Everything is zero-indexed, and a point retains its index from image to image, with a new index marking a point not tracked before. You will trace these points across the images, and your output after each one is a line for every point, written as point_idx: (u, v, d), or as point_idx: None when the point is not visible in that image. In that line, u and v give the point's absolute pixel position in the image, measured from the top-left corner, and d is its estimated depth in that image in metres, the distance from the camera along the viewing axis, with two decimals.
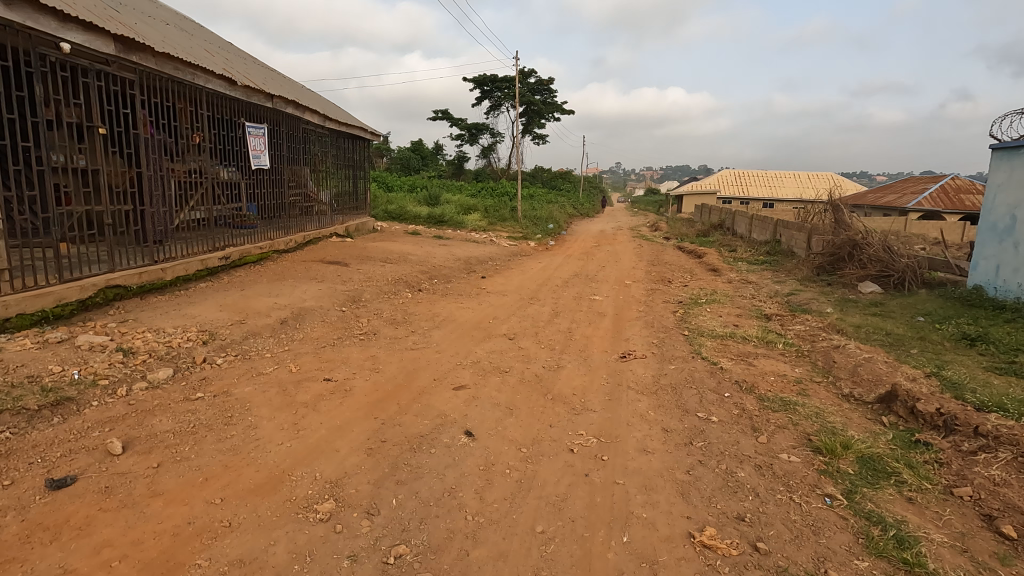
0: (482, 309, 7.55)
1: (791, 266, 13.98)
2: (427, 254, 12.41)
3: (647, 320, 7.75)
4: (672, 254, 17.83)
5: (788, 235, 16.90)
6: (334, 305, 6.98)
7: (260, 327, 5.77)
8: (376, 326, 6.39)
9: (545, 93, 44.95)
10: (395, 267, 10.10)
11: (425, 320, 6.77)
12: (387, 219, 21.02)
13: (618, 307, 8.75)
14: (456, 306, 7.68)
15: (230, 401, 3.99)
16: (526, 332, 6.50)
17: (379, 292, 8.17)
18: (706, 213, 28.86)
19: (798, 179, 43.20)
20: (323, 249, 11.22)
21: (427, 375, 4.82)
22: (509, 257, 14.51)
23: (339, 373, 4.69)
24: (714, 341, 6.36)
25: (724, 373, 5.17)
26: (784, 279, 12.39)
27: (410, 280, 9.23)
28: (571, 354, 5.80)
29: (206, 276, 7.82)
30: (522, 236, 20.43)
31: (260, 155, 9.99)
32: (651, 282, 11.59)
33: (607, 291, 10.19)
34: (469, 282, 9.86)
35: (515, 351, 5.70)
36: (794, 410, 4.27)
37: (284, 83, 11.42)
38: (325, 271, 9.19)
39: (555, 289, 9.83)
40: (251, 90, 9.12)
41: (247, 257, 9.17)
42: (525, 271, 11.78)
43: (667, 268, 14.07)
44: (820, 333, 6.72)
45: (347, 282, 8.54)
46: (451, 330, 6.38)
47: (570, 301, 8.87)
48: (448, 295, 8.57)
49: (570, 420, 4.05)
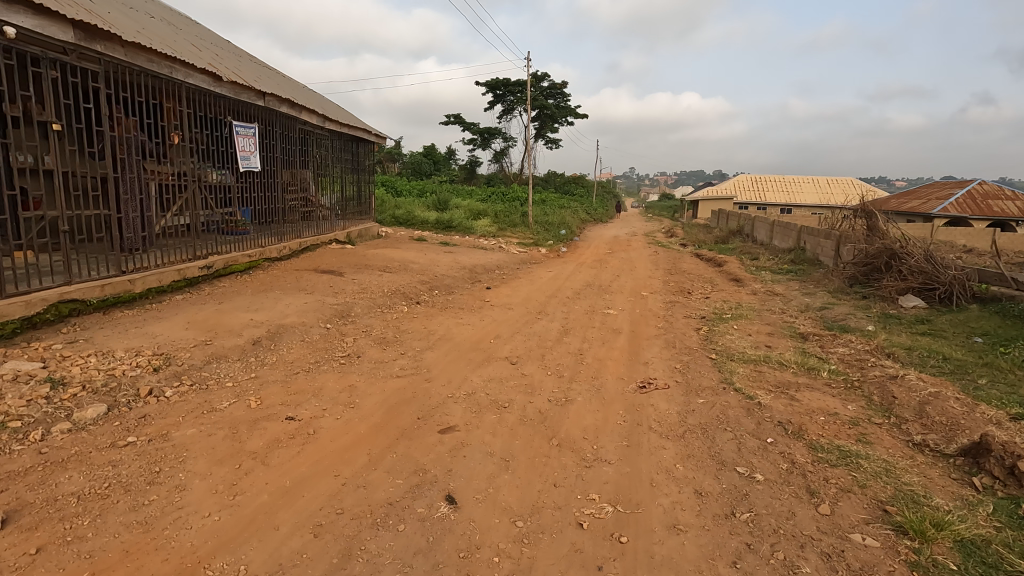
0: (483, 326, 6.82)
1: (819, 276, 13.07)
2: (431, 261, 11.71)
3: (668, 339, 6.95)
4: (690, 262, 16.96)
5: (814, 243, 15.94)
6: (319, 321, 6.29)
7: (227, 349, 5.07)
8: (362, 346, 5.67)
9: (558, 97, 44.36)
10: (393, 277, 9.41)
11: (418, 339, 6.04)
12: (394, 225, 20.41)
13: (635, 323, 7.95)
14: (454, 322, 6.96)
15: (162, 450, 3.27)
16: (531, 355, 5.74)
17: (372, 305, 7.48)
18: (724, 220, 27.92)
19: (818, 183, 41.97)
20: (319, 257, 10.57)
21: (411, 411, 4.08)
22: (517, 265, 13.77)
23: (306, 409, 3.97)
24: (746, 368, 5.55)
25: (763, 411, 4.36)
26: (814, 290, 11.49)
27: (409, 292, 8.53)
28: (581, 383, 5.03)
29: (185, 287, 7.20)
30: (533, 242, 19.68)
31: (249, 156, 9.36)
32: (669, 294, 10.76)
33: (623, 304, 9.40)
34: (472, 293, 9.14)
35: (516, 380, 4.95)
36: (857, 466, 3.44)
37: (280, 82, 10.84)
38: (317, 281, 8.53)
39: (566, 302, 9.06)
40: (240, 86, 8.49)
41: (234, 265, 8.54)
42: (534, 281, 11.05)
43: (685, 278, 13.24)
44: (868, 358, 5.86)
45: (339, 294, 7.85)
46: (446, 352, 5.64)
47: (582, 316, 8.10)
48: (448, 309, 7.85)
49: (580, 477, 3.27)
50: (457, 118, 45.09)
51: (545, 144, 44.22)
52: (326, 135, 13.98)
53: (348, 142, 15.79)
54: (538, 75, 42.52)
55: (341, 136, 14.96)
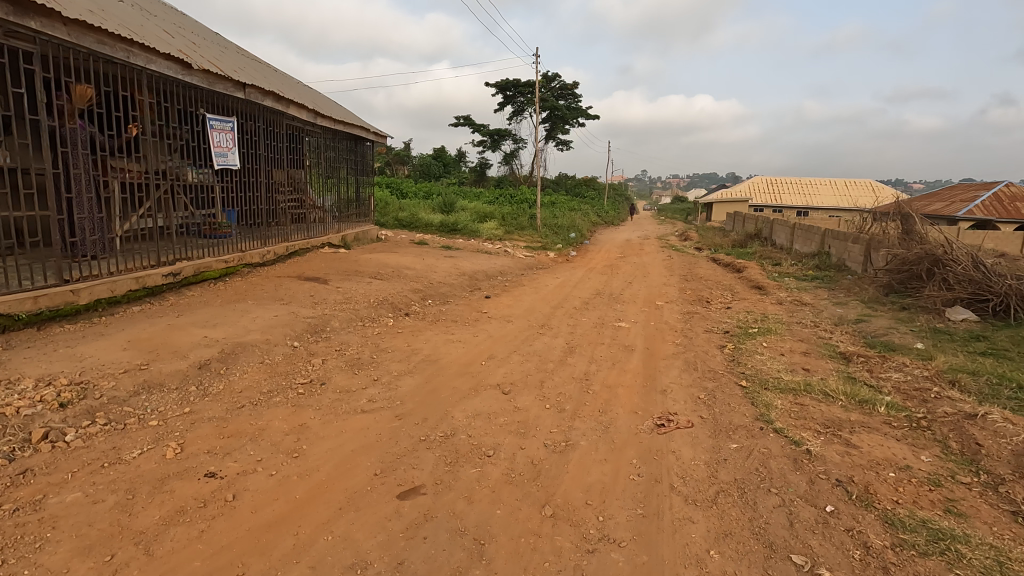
0: (475, 344, 5.96)
1: (849, 284, 12.04)
2: (428, 267, 10.89)
3: (688, 360, 6.04)
4: (707, 267, 15.97)
5: (840, 248, 14.91)
6: (285, 339, 5.47)
7: (164, 375, 4.26)
8: (330, 371, 4.83)
9: (569, 99, 43.59)
10: (383, 285, 8.60)
11: (397, 361, 5.20)
12: (397, 227, 19.68)
13: (649, 339, 7.04)
14: (442, 338, 6.11)
15: (21, 529, 2.44)
16: (527, 381, 4.87)
17: (354, 319, 6.68)
18: (740, 223, 26.85)
19: (837, 185, 40.58)
20: (307, 262, 9.80)
21: (368, 464, 3.23)
22: (522, 271, 12.90)
23: (235, 462, 3.14)
24: (784, 399, 4.64)
25: (814, 464, 3.46)
26: (845, 300, 10.51)
27: (398, 302, 7.72)
28: (585, 419, 4.16)
29: (145, 297, 6.45)
30: (540, 246, 18.82)
31: (226, 153, 8.58)
32: (686, 303, 9.84)
33: (635, 315, 8.49)
34: (470, 303, 8.29)
35: (507, 416, 4.08)
36: (958, 556, 2.54)
37: (264, 74, 10.08)
38: (298, 289, 7.76)
39: (572, 313, 8.18)
40: (213, 76, 7.71)
41: (209, 272, 7.78)
42: (538, 289, 10.20)
43: (703, 285, 12.28)
44: (931, 387, 4.92)
45: (318, 305, 7.06)
46: (426, 378, 4.78)
47: (589, 331, 7.20)
48: (440, 322, 7.02)
49: (579, 572, 2.42)
50: (466, 119, 44.43)
51: (555, 145, 43.38)
52: (321, 133, 13.27)
53: (347, 142, 15.06)
54: (549, 76, 41.75)
55: (338, 134, 14.21)
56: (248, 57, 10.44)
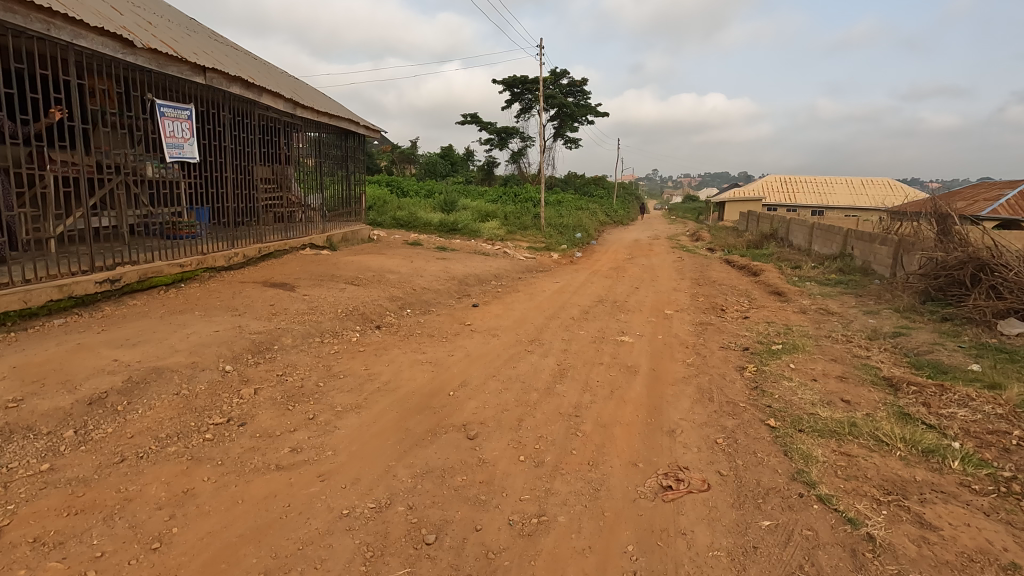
0: (447, 366, 5.02)
1: (879, 290, 10.97)
2: (415, 270, 9.98)
3: (702, 388, 5.05)
4: (720, 270, 14.93)
5: (866, 250, 13.83)
6: (217, 361, 4.57)
7: (36, 415, 3.36)
8: (257, 406, 3.91)
9: (578, 96, 42.56)
10: (359, 291, 7.71)
11: (345, 391, 4.28)
12: (394, 226, 18.85)
13: (656, 357, 6.07)
14: (410, 359, 5.18)
15: None
16: (501, 420, 3.92)
17: (312, 333, 5.77)
18: (754, 222, 25.74)
19: (856, 184, 39.15)
20: (281, 266, 8.92)
21: (253, 561, 2.32)
22: (520, 274, 11.95)
23: (61, 560, 2.23)
24: (826, 448, 3.65)
25: (881, 562, 2.48)
26: (877, 309, 9.47)
27: (370, 312, 6.81)
28: (569, 479, 3.20)
29: (72, 308, 5.61)
30: (544, 246, 17.84)
31: (180, 146, 7.36)
32: (698, 312, 8.84)
33: (641, 327, 7.51)
34: (454, 313, 7.37)
35: (466, 475, 3.14)
36: None
37: (234, 58, 9.19)
38: (259, 297, 6.89)
39: (569, 325, 7.22)
40: (164, 57, 6.84)
41: (161, 277, 6.90)
42: (534, 295, 9.26)
43: (717, 290, 11.29)
44: (1013, 431, 3.89)
45: (276, 317, 6.17)
46: (376, 415, 3.85)
47: (587, 347, 6.24)
48: (414, 337, 6.09)
49: None
50: (473, 116, 43.57)
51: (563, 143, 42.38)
52: (307, 127, 12.42)
53: (336, 136, 14.23)
54: (557, 72, 40.73)
55: (325, 128, 13.35)
56: (221, 43, 9.62)
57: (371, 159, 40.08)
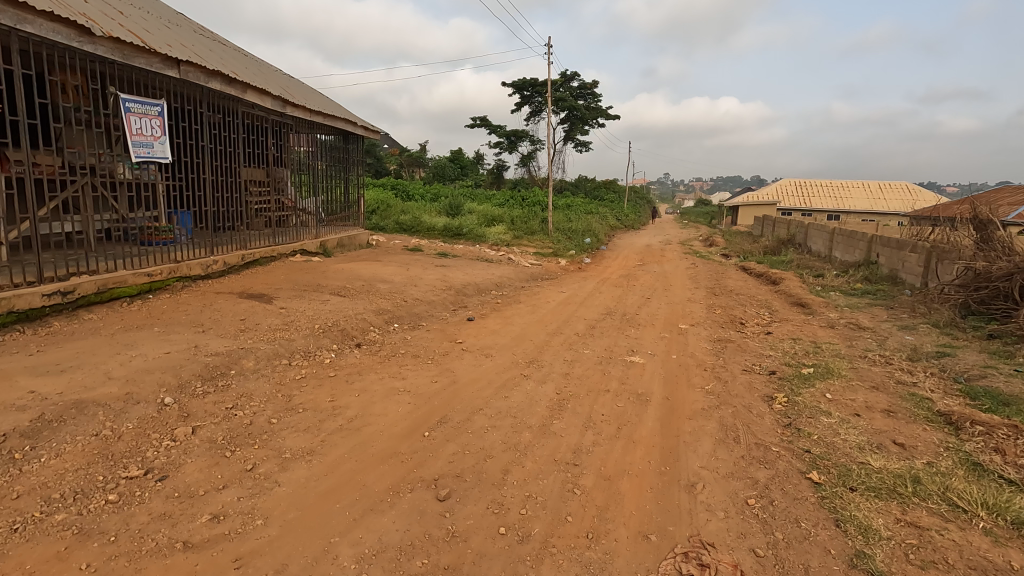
0: (428, 397, 4.32)
1: (912, 302, 10.14)
2: (410, 279, 9.33)
3: (725, 425, 4.30)
4: (738, 278, 14.10)
5: (893, 257, 12.98)
6: (155, 391, 3.90)
7: None
8: (188, 453, 3.23)
9: (588, 98, 41.87)
10: (343, 304, 7.06)
11: (300, 431, 3.59)
12: (397, 231, 18.28)
13: (670, 384, 5.33)
14: (385, 387, 4.49)
15: None
16: (482, 472, 3.21)
17: (280, 354, 5.11)
18: (770, 227, 24.89)
19: (875, 187, 37.97)
20: (265, 274, 8.33)
21: None
22: (524, 283, 11.25)
23: None
24: (889, 516, 2.90)
25: None
26: (912, 323, 8.66)
27: (351, 328, 6.14)
28: (561, 563, 2.50)
29: (12, 325, 5.03)
30: (551, 252, 17.15)
31: (150, 144, 6.72)
32: (716, 327, 8.06)
33: (654, 345, 6.76)
34: (446, 328, 6.69)
35: (428, 558, 2.45)
36: None
37: (218, 54, 8.62)
38: (231, 310, 6.26)
39: (573, 342, 6.50)
40: (129, 48, 6.27)
41: (125, 288, 6.30)
42: (537, 306, 8.56)
43: (734, 301, 10.52)
44: None
45: (243, 334, 5.53)
46: (329, 466, 3.16)
47: (592, 371, 5.51)
48: (396, 358, 5.41)
49: None
50: (482, 119, 43.10)
51: (573, 146, 41.73)
52: (301, 128, 11.83)
53: (334, 138, 13.65)
54: (568, 74, 40.12)
55: (322, 129, 12.77)
56: (207, 38, 9.07)
57: (379, 162, 39.70)
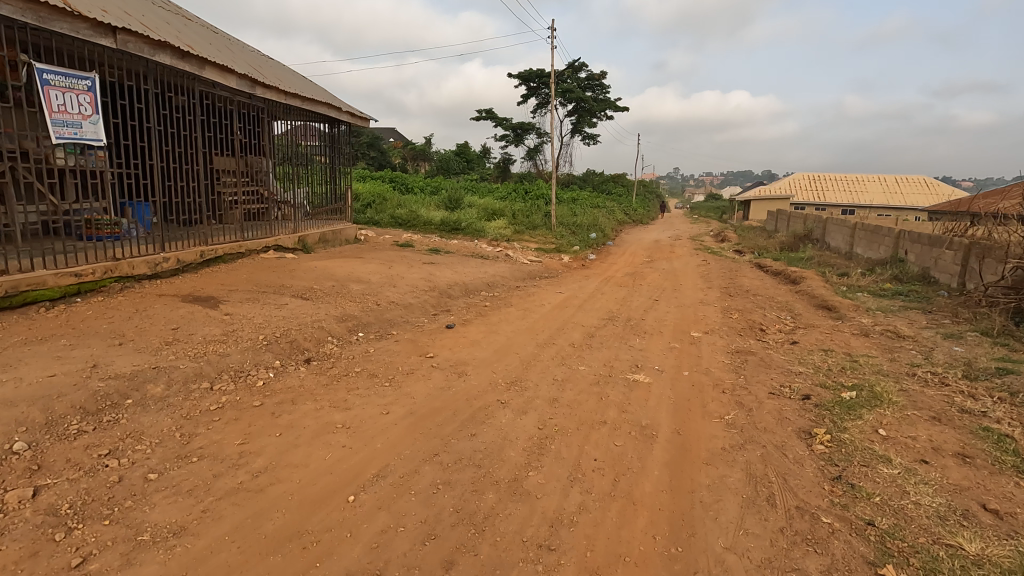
0: (369, 438, 3.36)
1: (952, 305, 9.07)
2: (390, 278, 8.38)
3: (754, 477, 3.32)
4: (754, 277, 13.02)
5: (924, 254, 11.88)
6: (4, 434, 2.97)
7: None
8: (4, 533, 2.30)
9: (597, 90, 40.63)
10: (303, 309, 6.11)
11: (178, 496, 2.65)
12: (392, 225, 17.34)
13: (682, 412, 4.34)
14: (319, 422, 3.53)
15: None
16: (415, 568, 2.26)
17: (203, 375, 4.17)
18: (784, 222, 23.71)
19: (893, 181, 36.50)
20: (225, 273, 7.42)
21: None
22: (520, 282, 10.26)
23: None
24: None
25: None
26: (958, 331, 7.60)
27: (303, 339, 5.20)
28: None
29: None
30: (554, 248, 16.16)
31: (75, 123, 5.78)
32: (734, 336, 7.04)
33: (661, 359, 5.76)
34: (419, 338, 5.72)
35: None
36: None
37: (171, 26, 7.67)
38: (165, 317, 5.33)
39: (567, 356, 5.51)
40: (50, 12, 5.33)
41: (44, 291, 5.41)
42: (531, 310, 7.58)
43: (752, 303, 9.48)
44: None
45: (167, 348, 4.59)
46: (197, 561, 2.23)
47: (586, 396, 4.52)
48: (348, 378, 4.45)
49: None
50: (488, 111, 42.04)
51: (580, 139, 40.59)
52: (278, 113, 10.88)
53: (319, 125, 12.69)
54: (575, 65, 38.93)
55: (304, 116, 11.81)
56: (163, 10, 8.13)
57: (382, 156, 38.81)
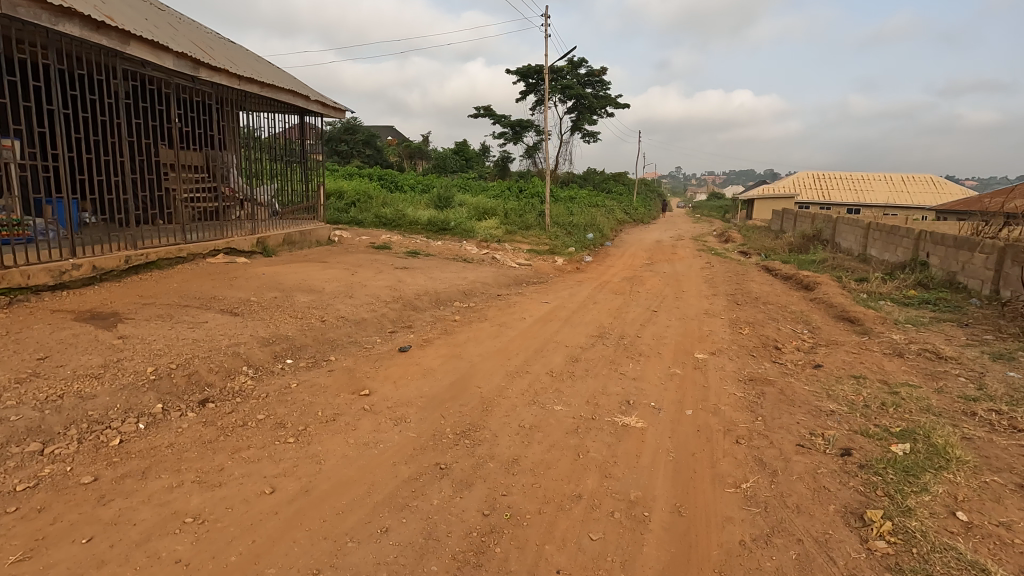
0: (224, 546, 2.28)
1: (991, 318, 7.96)
2: (350, 287, 7.30)
3: None
4: (763, 281, 11.90)
5: (950, 257, 10.76)
6: None
7: None
8: None
9: (598, 86, 39.52)
10: (224, 329, 5.02)
11: None
12: (376, 225, 16.27)
13: (686, 479, 3.24)
14: (161, 514, 2.45)
15: None
16: None
17: (39, 432, 3.07)
18: (791, 221, 22.59)
19: (902, 179, 35.31)
20: (152, 283, 6.34)
21: None
22: (504, 290, 9.18)
23: None
24: None
25: None
26: (1007, 350, 6.48)
27: (206, 372, 4.10)
28: None
29: None
30: (547, 249, 15.07)
31: None
32: (746, 357, 5.95)
33: (659, 392, 4.67)
34: (360, 367, 4.64)
35: None
36: None
37: None
38: (37, 342, 4.25)
39: (542, 392, 4.41)
40: None
41: None
42: (508, 326, 6.49)
43: (764, 314, 8.38)
44: None
45: (11, 388, 3.50)
46: None
47: (557, 453, 3.42)
48: (244, 431, 3.37)
49: None
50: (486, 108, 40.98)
51: (580, 137, 39.51)
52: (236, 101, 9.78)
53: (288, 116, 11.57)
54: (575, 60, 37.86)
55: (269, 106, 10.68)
56: None
57: (378, 154, 37.84)
